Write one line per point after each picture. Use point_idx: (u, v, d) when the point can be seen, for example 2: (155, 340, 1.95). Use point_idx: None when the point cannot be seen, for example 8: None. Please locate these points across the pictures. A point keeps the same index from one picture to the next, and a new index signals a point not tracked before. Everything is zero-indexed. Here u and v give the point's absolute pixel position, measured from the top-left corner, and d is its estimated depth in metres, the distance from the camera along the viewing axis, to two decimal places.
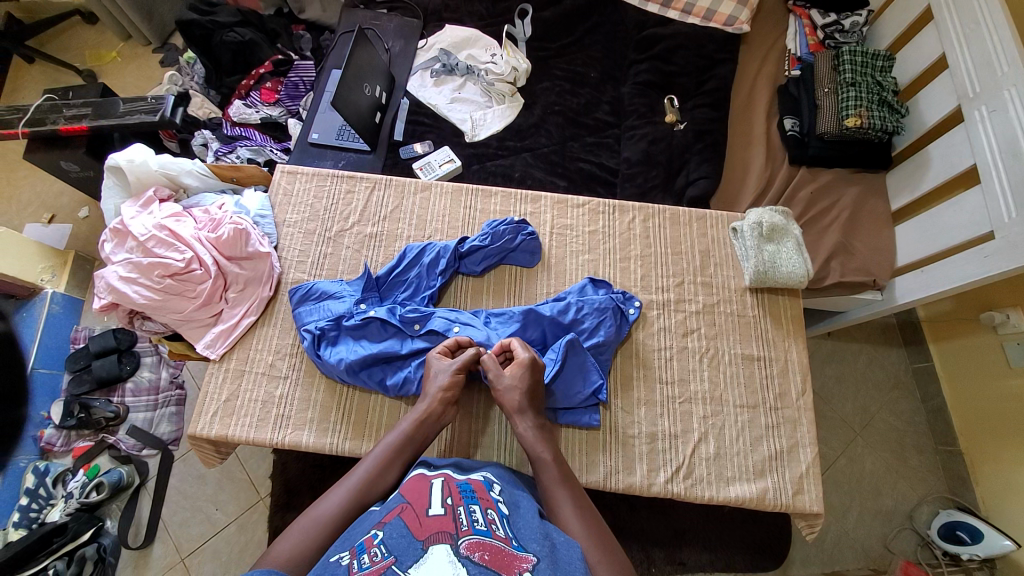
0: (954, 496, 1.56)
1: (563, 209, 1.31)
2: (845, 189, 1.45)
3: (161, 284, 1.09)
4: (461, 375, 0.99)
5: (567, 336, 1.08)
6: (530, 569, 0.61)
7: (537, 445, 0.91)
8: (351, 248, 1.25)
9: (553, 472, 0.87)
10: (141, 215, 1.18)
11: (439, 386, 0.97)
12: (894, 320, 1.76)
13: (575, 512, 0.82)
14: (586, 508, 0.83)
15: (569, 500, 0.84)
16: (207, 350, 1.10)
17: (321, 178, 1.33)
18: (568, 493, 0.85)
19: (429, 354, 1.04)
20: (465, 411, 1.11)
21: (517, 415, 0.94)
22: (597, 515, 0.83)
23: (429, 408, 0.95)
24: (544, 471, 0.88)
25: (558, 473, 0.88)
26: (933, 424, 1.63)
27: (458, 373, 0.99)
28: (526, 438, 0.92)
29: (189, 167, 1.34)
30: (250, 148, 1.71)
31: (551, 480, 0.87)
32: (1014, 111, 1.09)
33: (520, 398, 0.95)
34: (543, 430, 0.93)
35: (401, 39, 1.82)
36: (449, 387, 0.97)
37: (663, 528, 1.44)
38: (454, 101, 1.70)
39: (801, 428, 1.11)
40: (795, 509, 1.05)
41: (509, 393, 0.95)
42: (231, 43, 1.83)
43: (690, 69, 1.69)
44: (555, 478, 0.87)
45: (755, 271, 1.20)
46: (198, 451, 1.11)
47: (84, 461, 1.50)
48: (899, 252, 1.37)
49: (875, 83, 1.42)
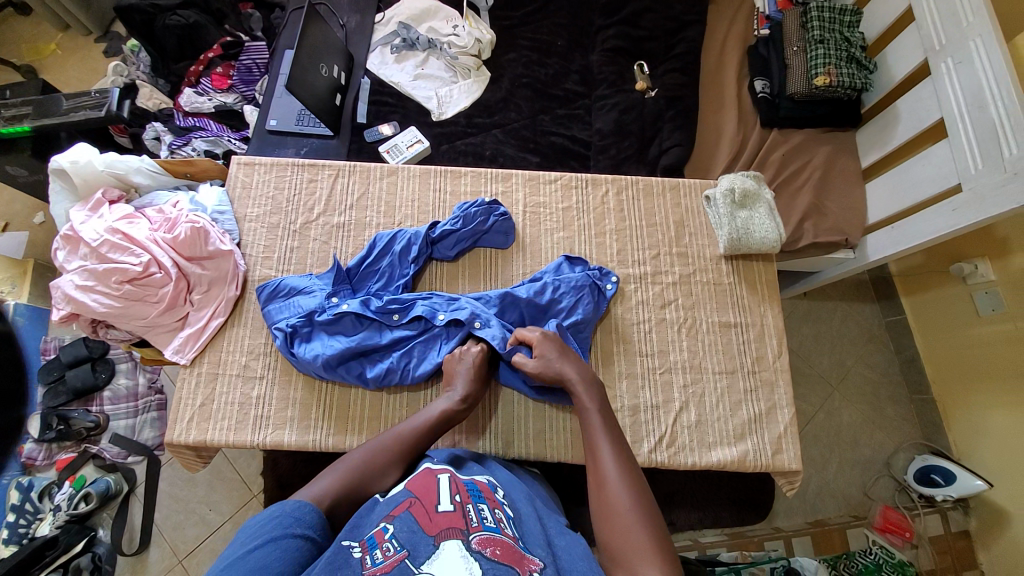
0: (928, 440, 1.62)
1: (535, 186, 1.29)
2: (817, 149, 1.45)
3: (120, 291, 1.04)
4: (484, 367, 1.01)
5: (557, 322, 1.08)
6: (539, 570, 0.63)
7: (585, 392, 0.90)
8: (319, 240, 1.21)
9: (597, 419, 0.86)
10: (92, 220, 1.12)
11: (468, 376, 0.97)
12: (866, 275, 1.79)
13: (612, 458, 0.80)
14: (624, 452, 0.81)
15: (608, 444, 0.82)
16: (176, 356, 1.07)
17: (281, 168, 1.27)
18: (608, 438, 0.83)
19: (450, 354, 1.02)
20: None
21: (569, 368, 0.94)
22: (634, 462, 0.81)
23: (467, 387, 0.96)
24: (589, 418, 0.87)
25: (602, 419, 0.86)
26: (907, 374, 1.69)
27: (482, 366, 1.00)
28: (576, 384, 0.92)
29: (137, 164, 1.27)
30: (206, 139, 1.63)
31: (593, 425, 0.85)
32: (979, 63, 1.08)
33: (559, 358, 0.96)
34: (593, 382, 0.92)
35: (357, 14, 1.73)
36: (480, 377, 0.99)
37: (653, 493, 1.47)
38: (417, 78, 1.63)
39: (778, 389, 1.14)
40: (775, 467, 1.08)
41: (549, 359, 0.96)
42: (175, 27, 1.70)
43: (659, 33, 1.65)
44: (599, 427, 0.85)
45: (730, 239, 1.20)
46: (178, 458, 1.08)
47: (69, 473, 1.46)
48: (870, 210, 1.39)
49: (843, 38, 1.40)
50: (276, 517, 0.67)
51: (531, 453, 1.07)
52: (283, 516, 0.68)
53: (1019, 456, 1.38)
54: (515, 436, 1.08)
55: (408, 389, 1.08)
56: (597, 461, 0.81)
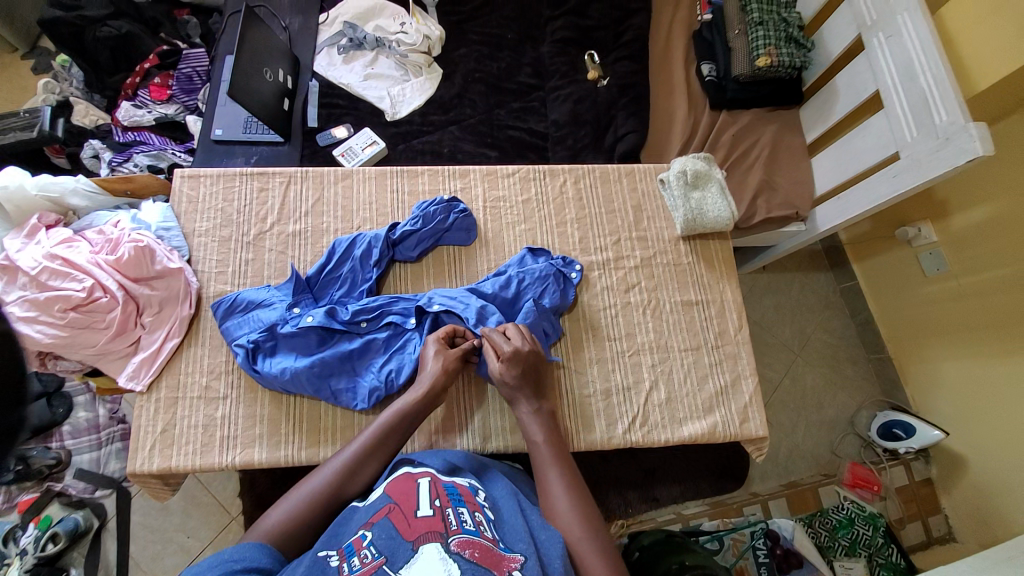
0: (887, 397, 1.71)
1: (494, 180, 1.29)
2: (764, 128, 1.50)
3: (64, 319, 0.99)
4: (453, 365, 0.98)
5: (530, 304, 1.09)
6: (519, 568, 0.63)
7: (533, 428, 0.91)
8: (275, 251, 1.18)
9: (546, 452, 0.87)
10: (29, 247, 1.06)
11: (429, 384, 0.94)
12: (820, 246, 1.87)
13: (563, 489, 0.81)
14: (574, 481, 0.83)
15: (558, 476, 0.83)
16: (130, 383, 1.02)
17: (229, 179, 1.23)
18: (558, 470, 0.84)
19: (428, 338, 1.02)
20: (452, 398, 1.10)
21: (522, 400, 0.95)
22: (584, 491, 0.82)
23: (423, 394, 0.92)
24: (539, 451, 0.88)
25: (551, 453, 0.87)
26: (863, 336, 1.77)
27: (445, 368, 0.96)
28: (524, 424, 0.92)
29: (72, 185, 1.22)
30: (149, 154, 1.55)
31: (544, 457, 0.87)
32: (908, 34, 1.14)
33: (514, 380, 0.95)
34: (544, 415, 0.94)
35: (300, 15, 1.68)
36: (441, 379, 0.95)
37: (634, 472, 1.50)
38: (367, 78, 1.60)
39: (741, 361, 1.17)
40: (743, 436, 1.11)
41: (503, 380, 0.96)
42: (107, 38, 1.63)
43: (606, 21, 1.67)
44: (548, 457, 0.87)
45: (686, 220, 1.22)
46: (144, 488, 1.04)
47: (32, 514, 1.36)
48: (817, 183, 1.44)
49: (781, 19, 1.45)
50: (234, 560, 0.64)
51: (508, 446, 1.07)
52: (242, 562, 0.64)
53: (971, 403, 1.46)
54: (493, 432, 1.08)
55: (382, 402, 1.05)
56: (549, 493, 0.81)
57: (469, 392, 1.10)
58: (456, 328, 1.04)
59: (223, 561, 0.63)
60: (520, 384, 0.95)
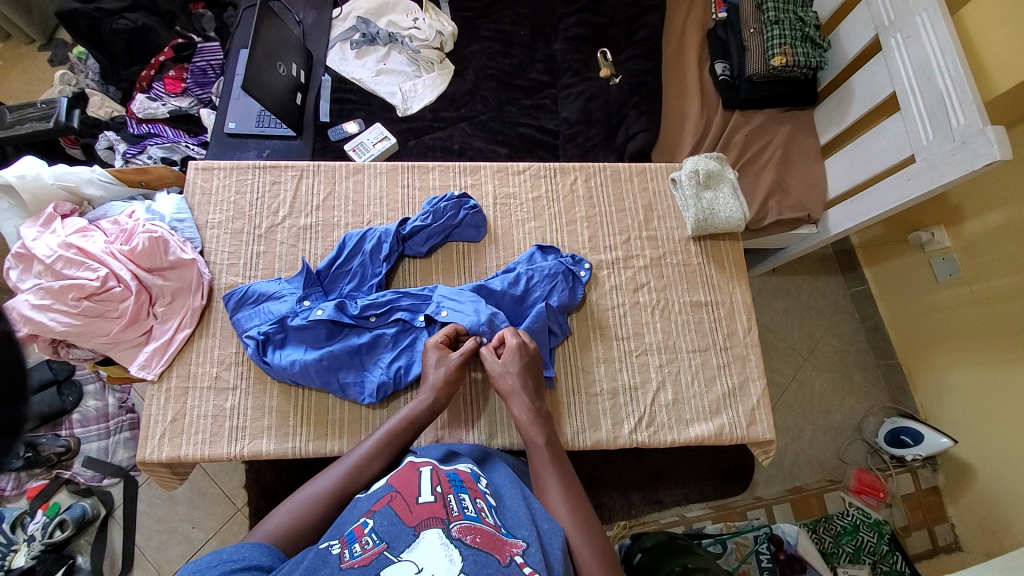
0: (897, 404, 1.69)
1: (504, 177, 1.29)
2: (777, 129, 1.48)
3: (79, 308, 1.00)
4: (461, 360, 0.99)
5: (539, 304, 1.10)
6: (520, 553, 0.62)
7: (532, 429, 0.90)
8: (286, 244, 1.19)
9: (545, 455, 0.87)
10: (44, 236, 1.08)
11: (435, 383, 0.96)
12: (831, 250, 1.85)
13: (561, 493, 0.80)
14: (572, 487, 0.82)
15: (556, 484, 0.82)
16: (142, 372, 1.04)
17: (241, 172, 1.24)
18: (557, 476, 0.83)
19: (428, 341, 1.02)
20: (461, 398, 1.10)
21: (516, 399, 0.94)
22: (582, 495, 0.82)
23: (431, 395, 0.94)
24: (536, 453, 0.87)
25: (550, 456, 0.87)
26: (873, 341, 1.76)
27: (460, 358, 0.98)
28: (522, 419, 0.91)
29: (88, 175, 1.24)
30: (162, 146, 1.57)
31: (542, 463, 0.86)
32: (926, 35, 1.12)
33: (518, 381, 0.95)
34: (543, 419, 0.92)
35: (313, 10, 1.69)
36: (450, 372, 0.96)
37: (639, 472, 1.48)
38: (379, 73, 1.61)
39: (750, 363, 1.16)
40: (750, 439, 1.10)
41: (506, 378, 0.96)
42: (123, 31, 1.64)
43: (620, 20, 1.66)
44: (547, 462, 0.86)
45: (696, 220, 1.22)
46: (153, 476, 1.05)
47: (41, 501, 1.40)
48: (831, 184, 1.43)
49: (797, 19, 1.43)
50: (231, 561, 0.62)
51: (514, 444, 1.07)
52: (241, 562, 0.63)
53: (982, 410, 1.44)
54: (498, 428, 1.08)
55: (388, 399, 1.06)
56: (546, 499, 0.80)
57: (479, 390, 1.11)
58: (458, 328, 1.04)
59: (222, 561, 0.62)
60: (522, 385, 0.95)
